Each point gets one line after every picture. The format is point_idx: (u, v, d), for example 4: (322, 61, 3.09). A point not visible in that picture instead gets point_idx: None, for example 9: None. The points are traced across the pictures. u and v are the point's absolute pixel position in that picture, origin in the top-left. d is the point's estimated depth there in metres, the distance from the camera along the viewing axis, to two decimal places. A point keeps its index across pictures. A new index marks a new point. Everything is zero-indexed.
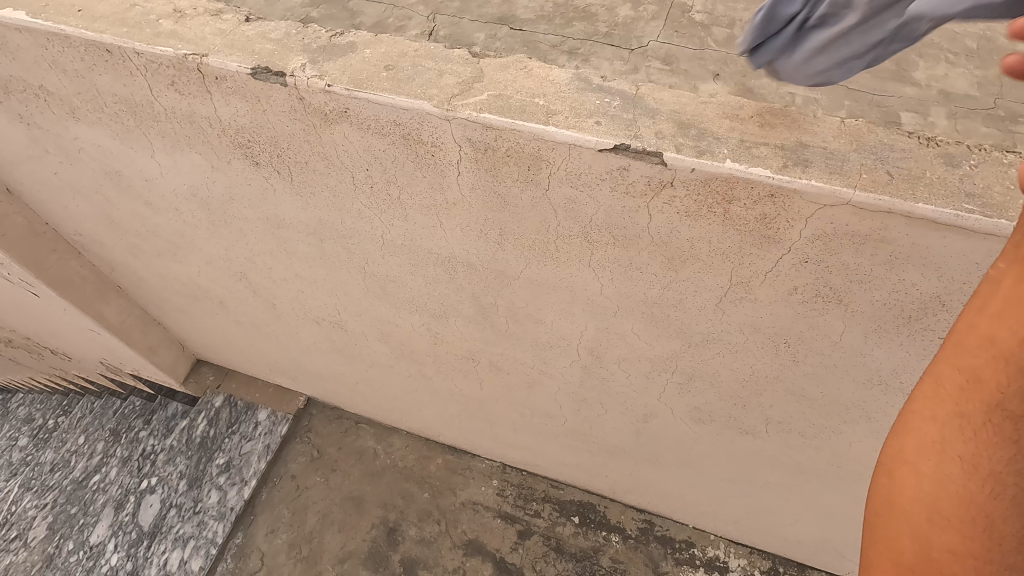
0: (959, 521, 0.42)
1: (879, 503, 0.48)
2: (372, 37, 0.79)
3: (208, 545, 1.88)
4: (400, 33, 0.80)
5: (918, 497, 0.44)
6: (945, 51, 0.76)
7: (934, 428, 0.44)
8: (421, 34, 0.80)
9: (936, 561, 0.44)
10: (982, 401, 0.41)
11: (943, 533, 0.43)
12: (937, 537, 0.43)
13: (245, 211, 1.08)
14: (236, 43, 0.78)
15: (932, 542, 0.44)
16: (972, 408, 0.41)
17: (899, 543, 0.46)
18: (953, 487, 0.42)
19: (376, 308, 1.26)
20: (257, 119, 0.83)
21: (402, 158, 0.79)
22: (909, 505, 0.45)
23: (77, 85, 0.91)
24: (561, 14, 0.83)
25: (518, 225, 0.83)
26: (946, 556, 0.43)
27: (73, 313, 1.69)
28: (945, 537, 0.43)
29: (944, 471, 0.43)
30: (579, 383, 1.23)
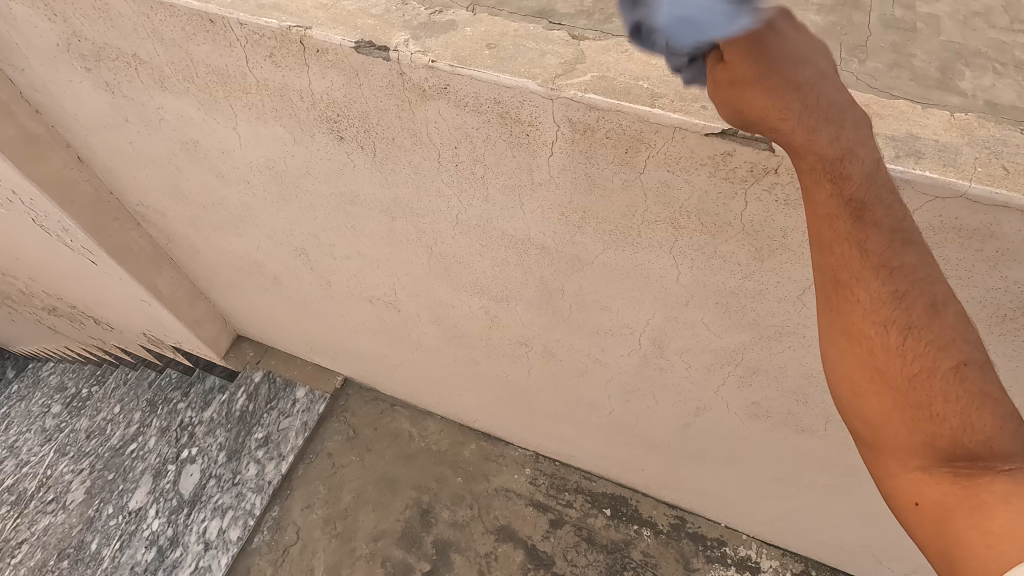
0: (863, 384, 0.50)
1: (833, 405, 0.54)
2: (468, 16, 0.79)
3: (247, 515, 1.91)
4: (489, 13, 0.79)
5: (840, 384, 0.52)
6: (993, 62, 0.73)
7: (823, 322, 0.53)
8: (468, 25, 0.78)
9: (880, 428, 0.49)
10: (829, 281, 0.51)
11: (867, 399, 0.50)
12: (865, 404, 0.50)
13: (319, 186, 1.10)
14: (339, 17, 0.79)
15: (866, 412, 0.50)
16: (828, 291, 0.52)
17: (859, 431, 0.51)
18: (846, 360, 0.51)
19: (436, 290, 1.28)
20: (351, 94, 0.84)
21: (494, 137, 0.81)
22: (843, 394, 0.52)
23: (172, 54, 0.93)
24: (601, 8, 0.79)
25: (603, 209, 0.84)
26: (881, 419, 0.49)
27: (128, 282, 1.74)
28: (872, 402, 0.50)
29: (837, 351, 0.52)
30: (634, 374, 1.24)
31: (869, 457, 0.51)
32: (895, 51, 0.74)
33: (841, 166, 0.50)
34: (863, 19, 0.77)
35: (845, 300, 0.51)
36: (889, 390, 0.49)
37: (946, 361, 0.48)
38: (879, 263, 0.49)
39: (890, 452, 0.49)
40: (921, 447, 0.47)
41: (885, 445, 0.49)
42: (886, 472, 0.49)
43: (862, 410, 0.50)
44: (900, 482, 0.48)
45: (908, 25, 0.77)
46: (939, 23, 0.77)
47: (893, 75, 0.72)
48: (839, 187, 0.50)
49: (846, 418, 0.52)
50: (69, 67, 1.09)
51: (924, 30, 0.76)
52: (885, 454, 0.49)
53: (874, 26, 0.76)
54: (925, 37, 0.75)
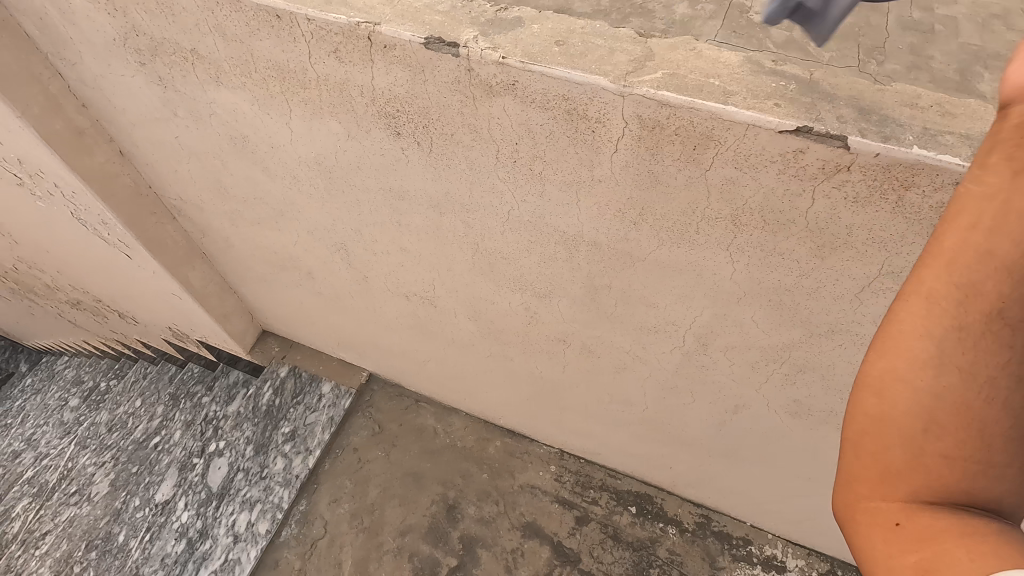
0: (948, 426, 0.45)
1: (864, 418, 0.49)
2: (534, 14, 0.80)
3: (275, 509, 1.93)
4: (552, 12, 0.81)
5: (910, 412, 0.46)
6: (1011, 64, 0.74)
7: (930, 345, 0.45)
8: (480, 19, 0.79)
9: (927, 466, 0.46)
10: (976, 312, 0.43)
11: (937, 440, 0.46)
12: (934, 443, 0.46)
13: (369, 181, 1.11)
14: (407, 13, 0.80)
15: (923, 448, 0.46)
16: (966, 322, 0.44)
17: (887, 455, 0.48)
18: (948, 397, 0.45)
19: (477, 286, 1.29)
20: (414, 90, 0.85)
21: (559, 133, 0.81)
22: (904, 421, 0.46)
23: (232, 49, 0.94)
24: (618, 9, 0.81)
25: (663, 207, 0.85)
26: (940, 463, 0.46)
27: (162, 276, 1.75)
28: (940, 443, 0.45)
29: (940, 384, 0.45)
30: (674, 371, 1.25)
31: (861, 472, 0.50)
32: (914, 53, 0.75)
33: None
34: (880, 20, 0.80)
35: (977, 343, 0.44)
36: (973, 441, 0.45)
37: None
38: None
39: (904, 481, 0.47)
40: (952, 495, 0.46)
41: (902, 474, 0.47)
42: (877, 493, 0.48)
43: (920, 443, 0.46)
44: (890, 505, 0.47)
45: (927, 27, 0.79)
46: (956, 24, 0.80)
47: (912, 78, 0.72)
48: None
49: (881, 438, 0.48)
50: (123, 62, 1.10)
51: (941, 33, 0.78)
52: (891, 479, 0.48)
53: (893, 28, 0.79)
54: (941, 40, 0.77)
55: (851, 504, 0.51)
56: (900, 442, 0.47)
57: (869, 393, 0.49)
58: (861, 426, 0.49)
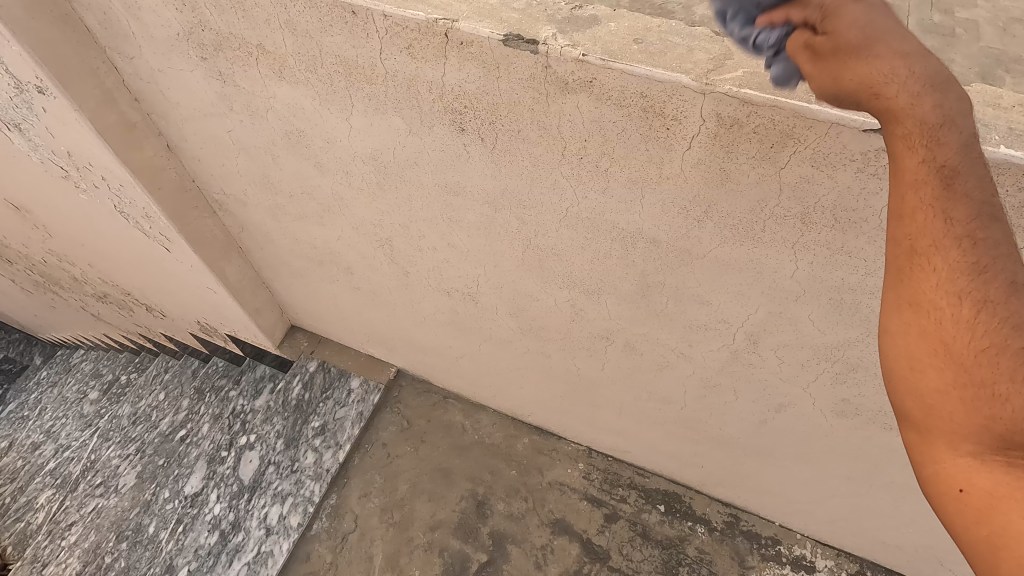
0: (925, 358, 0.51)
1: (886, 382, 0.55)
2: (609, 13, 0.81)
3: (307, 502, 1.95)
4: (627, 9, 0.81)
5: (898, 357, 0.53)
6: None
7: (889, 294, 0.53)
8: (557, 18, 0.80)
9: (937, 407, 0.50)
10: (903, 254, 0.52)
11: (925, 375, 0.51)
12: (923, 379, 0.51)
13: (425, 177, 1.12)
14: (483, 10, 0.81)
15: (920, 390, 0.51)
16: (900, 264, 0.52)
17: (910, 411, 0.52)
18: (911, 332, 0.51)
19: (522, 282, 1.30)
20: (486, 86, 0.86)
21: (632, 130, 0.82)
22: (897, 367, 0.53)
23: (300, 44, 0.95)
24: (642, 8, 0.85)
25: (730, 204, 0.86)
26: (937, 397, 0.50)
27: (199, 269, 1.77)
28: (930, 378, 0.50)
29: (902, 323, 0.52)
30: (719, 369, 1.26)
31: (911, 440, 0.53)
32: None
33: (934, 134, 0.51)
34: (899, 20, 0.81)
35: (918, 272, 0.51)
36: (952, 364, 0.49)
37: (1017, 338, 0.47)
38: (964, 234, 0.49)
39: (937, 432, 0.50)
40: (975, 430, 0.48)
41: (931, 425, 0.50)
42: (929, 457, 0.51)
43: (918, 387, 0.51)
44: (948, 466, 0.49)
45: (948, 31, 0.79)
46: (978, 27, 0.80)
47: None
48: (931, 155, 0.50)
49: (898, 395, 0.53)
50: (184, 56, 1.11)
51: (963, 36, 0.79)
52: (926, 435, 0.51)
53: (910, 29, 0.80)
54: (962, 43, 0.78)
55: (924, 482, 0.52)
56: (907, 392, 0.52)
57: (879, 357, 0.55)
58: (889, 392, 0.55)
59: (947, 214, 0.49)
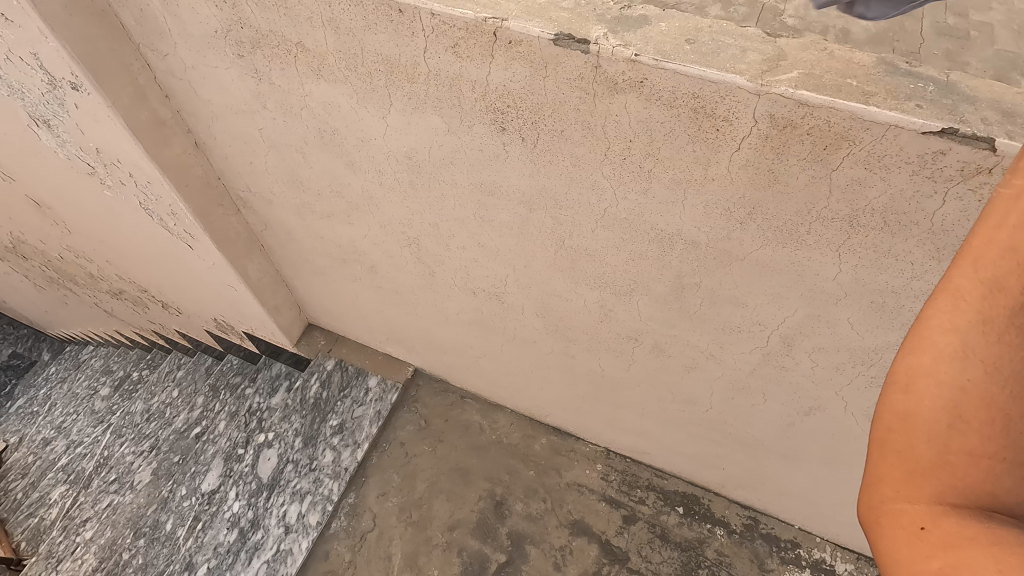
0: (973, 419, 0.43)
1: (888, 416, 0.48)
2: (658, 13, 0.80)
3: (325, 501, 1.95)
4: (676, 10, 0.81)
5: (936, 406, 0.44)
6: None
7: (955, 338, 0.44)
8: (609, 17, 0.80)
9: (950, 462, 0.44)
10: (1003, 305, 0.42)
11: (960, 433, 0.44)
12: (958, 438, 0.44)
13: (459, 176, 1.12)
14: (533, 10, 0.81)
15: (945, 442, 0.44)
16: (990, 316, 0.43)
17: (913, 453, 0.46)
18: (972, 389, 0.43)
19: (552, 282, 1.29)
20: (532, 86, 0.86)
21: (680, 131, 0.82)
22: (927, 414, 0.45)
23: (342, 43, 0.95)
24: None
25: (776, 206, 0.85)
26: (963, 457, 0.44)
27: (221, 267, 1.77)
28: (967, 439, 0.43)
29: (966, 374, 0.43)
30: (749, 371, 1.25)
31: (888, 472, 0.47)
32: (949, 59, 0.78)
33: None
34: (915, 25, 0.82)
35: (1001, 333, 0.42)
36: (1002, 436, 0.43)
37: None
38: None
39: (934, 480, 0.45)
40: (978, 494, 0.44)
41: (932, 472, 0.45)
42: (904, 494, 0.46)
43: (945, 438, 0.44)
44: (913, 509, 0.45)
45: (962, 33, 0.81)
46: (993, 30, 0.82)
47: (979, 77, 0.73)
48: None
49: (903, 436, 0.46)
50: (219, 54, 1.11)
51: (977, 39, 0.80)
52: (918, 479, 0.46)
53: (927, 33, 0.81)
54: (977, 46, 0.80)
55: (873, 508, 0.49)
56: (924, 439, 0.45)
57: (893, 389, 0.47)
58: (887, 424, 0.48)
59: None
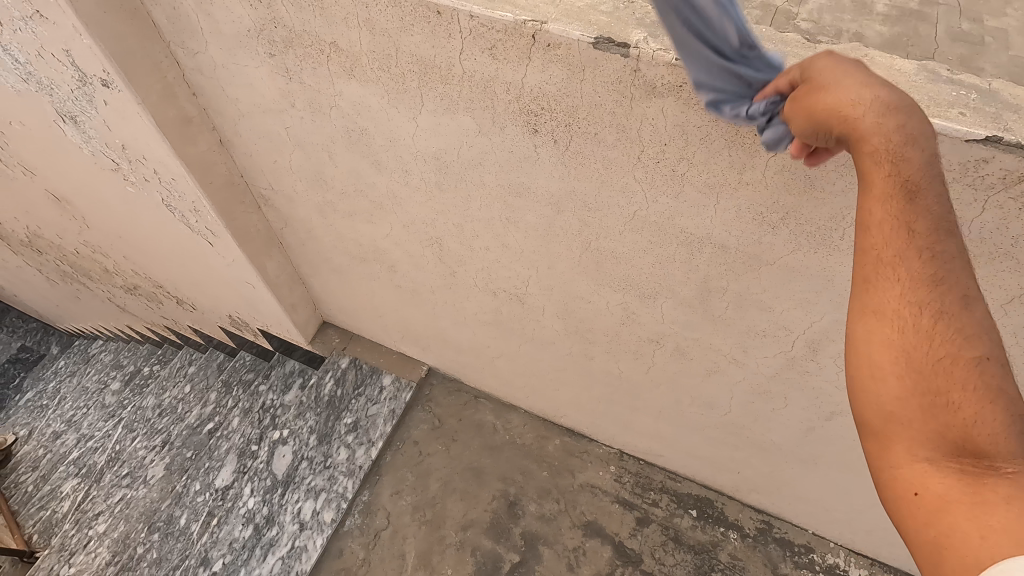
0: (886, 364, 0.55)
1: (852, 394, 0.58)
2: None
3: (340, 498, 1.96)
4: None
5: (864, 363, 0.57)
6: None
7: (856, 305, 0.59)
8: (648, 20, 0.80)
9: (898, 411, 0.54)
10: (869, 265, 0.58)
11: (889, 381, 0.55)
12: (888, 382, 0.55)
13: (487, 177, 1.12)
14: (572, 13, 0.81)
15: (885, 394, 0.54)
16: (867, 276, 0.58)
17: (873, 417, 0.56)
18: (880, 340, 0.56)
19: (575, 284, 1.30)
20: (568, 89, 0.86)
21: (716, 136, 0.82)
22: (862, 374, 0.57)
23: (377, 43, 0.96)
24: None
25: (810, 211, 0.86)
26: (898, 403, 0.54)
27: (241, 264, 1.77)
28: (891, 380, 0.54)
29: (869, 331, 0.57)
30: (772, 375, 1.26)
31: (873, 444, 0.55)
32: (963, 65, 0.78)
33: (900, 152, 0.57)
34: (929, 29, 0.82)
35: (883, 280, 0.57)
36: (913, 369, 0.54)
37: (975, 351, 0.53)
38: (923, 246, 0.55)
39: (899, 435, 0.53)
40: (933, 435, 0.52)
41: (894, 427, 0.54)
42: (890, 459, 0.53)
43: (880, 388, 0.55)
44: (904, 470, 0.52)
45: (976, 38, 0.81)
46: (1007, 36, 0.82)
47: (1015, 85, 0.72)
48: (896, 170, 0.57)
49: (862, 401, 0.56)
50: (251, 53, 1.12)
51: (992, 45, 0.80)
52: (886, 435, 0.54)
53: (941, 39, 0.81)
54: (991, 51, 0.80)
55: (879, 486, 0.55)
56: (869, 396, 0.56)
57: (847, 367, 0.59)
58: (855, 403, 0.58)
59: (907, 230, 0.56)
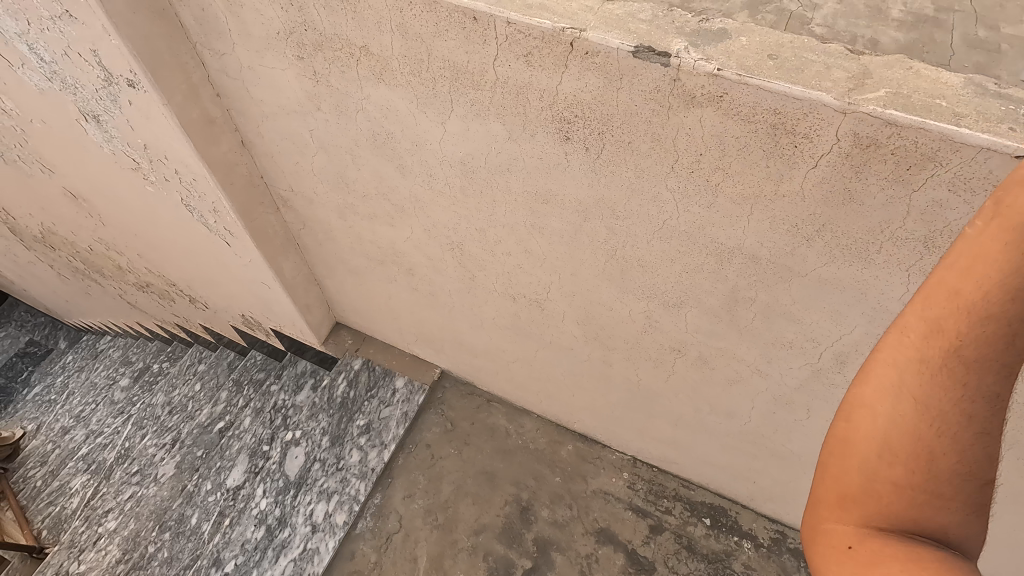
0: (901, 454, 0.49)
1: (833, 445, 0.54)
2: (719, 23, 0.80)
3: (352, 501, 1.95)
4: (753, 23, 0.80)
5: (872, 436, 0.50)
6: None
7: (895, 372, 0.49)
8: (688, 29, 0.79)
9: (881, 491, 0.50)
10: (941, 347, 0.47)
11: (892, 465, 0.49)
12: (887, 469, 0.50)
13: (514, 183, 1.11)
14: (611, 21, 0.80)
15: (875, 472, 0.50)
16: (931, 356, 0.47)
17: (847, 478, 0.52)
18: (904, 426, 0.48)
19: (598, 291, 1.29)
20: (603, 96, 0.86)
21: (754, 146, 0.81)
22: (863, 443, 0.51)
23: (409, 47, 0.95)
24: None
25: (847, 223, 0.85)
26: (890, 488, 0.50)
27: (258, 264, 1.77)
28: (894, 469, 0.49)
29: (898, 410, 0.49)
30: (796, 387, 1.24)
31: (827, 491, 0.54)
32: (979, 71, 0.75)
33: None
34: (944, 36, 0.79)
35: (940, 377, 0.47)
36: (926, 470, 0.48)
37: (991, 469, 0.48)
38: (1002, 365, 0.46)
39: (862, 503, 0.51)
40: (903, 518, 0.50)
41: (860, 497, 0.51)
42: (835, 514, 0.53)
43: (874, 466, 0.50)
44: (842, 527, 0.52)
45: (993, 46, 0.78)
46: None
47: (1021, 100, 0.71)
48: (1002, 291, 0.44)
49: (841, 461, 0.53)
50: (279, 55, 1.12)
51: (1009, 52, 0.77)
52: (846, 500, 0.52)
53: (957, 45, 0.78)
54: (1008, 59, 0.76)
55: (814, 525, 0.55)
56: (857, 465, 0.51)
57: (842, 418, 0.53)
58: (831, 450, 0.54)
59: (1008, 340, 0.45)
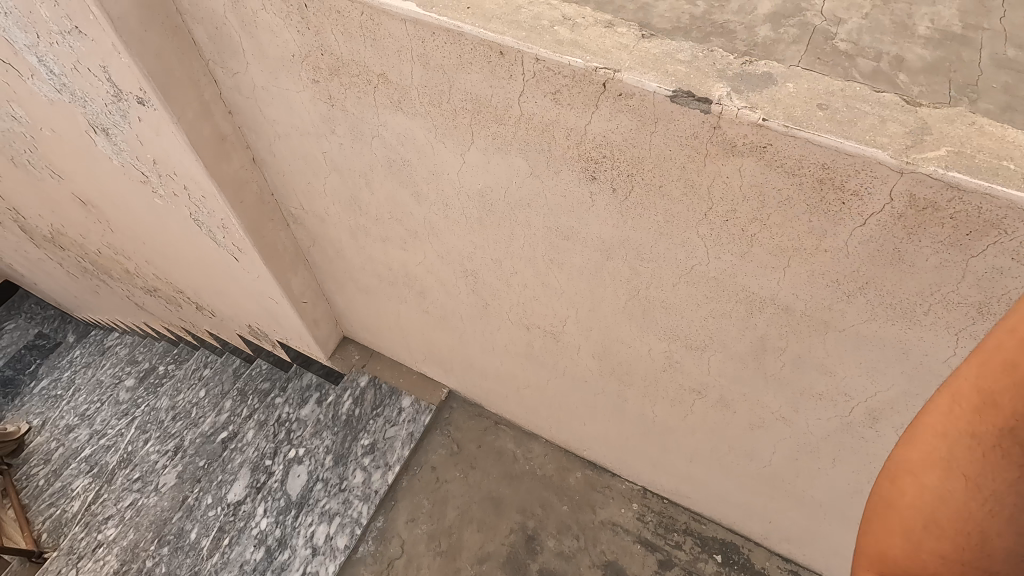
0: (947, 532, 0.45)
1: (874, 510, 0.50)
2: (749, 38, 0.79)
3: (354, 524, 1.91)
4: (800, 67, 0.75)
5: (917, 503, 0.46)
6: None
7: (942, 440, 0.45)
8: (732, 72, 0.74)
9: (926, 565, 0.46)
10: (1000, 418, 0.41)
11: (936, 540, 0.45)
12: (928, 541, 0.46)
13: (535, 219, 1.06)
14: (647, 61, 0.75)
15: (920, 546, 0.46)
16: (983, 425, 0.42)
17: (890, 544, 0.48)
18: (951, 502, 0.44)
19: (618, 328, 1.23)
20: (635, 139, 0.80)
21: (797, 199, 0.76)
22: (906, 512, 0.47)
23: (430, 78, 0.90)
24: None
25: (894, 282, 0.79)
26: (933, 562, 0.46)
27: (266, 280, 1.73)
28: (939, 545, 0.45)
29: (945, 486, 0.44)
30: (823, 436, 1.18)
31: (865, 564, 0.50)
32: (1009, 93, 0.71)
33: None
34: (972, 56, 0.76)
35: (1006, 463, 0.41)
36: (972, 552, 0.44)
37: None
38: None
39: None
40: None
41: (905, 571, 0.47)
42: None
43: (918, 537, 0.46)
44: None
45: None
46: None
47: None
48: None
49: (884, 523, 0.49)
50: (294, 77, 1.07)
51: None
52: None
53: (985, 65, 0.75)
54: None
55: None
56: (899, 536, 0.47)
57: (885, 480, 0.49)
58: (874, 508, 0.50)
59: None
